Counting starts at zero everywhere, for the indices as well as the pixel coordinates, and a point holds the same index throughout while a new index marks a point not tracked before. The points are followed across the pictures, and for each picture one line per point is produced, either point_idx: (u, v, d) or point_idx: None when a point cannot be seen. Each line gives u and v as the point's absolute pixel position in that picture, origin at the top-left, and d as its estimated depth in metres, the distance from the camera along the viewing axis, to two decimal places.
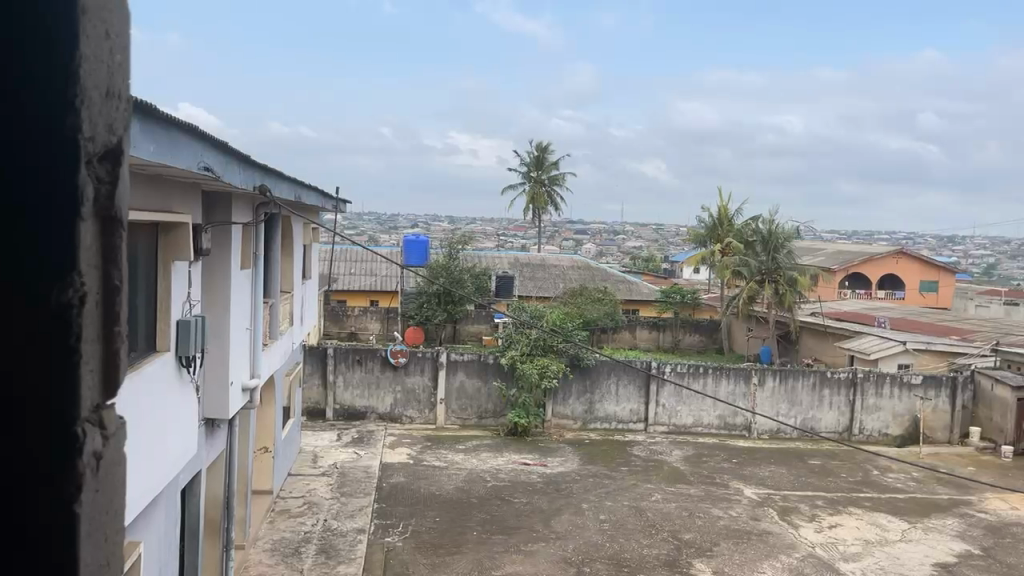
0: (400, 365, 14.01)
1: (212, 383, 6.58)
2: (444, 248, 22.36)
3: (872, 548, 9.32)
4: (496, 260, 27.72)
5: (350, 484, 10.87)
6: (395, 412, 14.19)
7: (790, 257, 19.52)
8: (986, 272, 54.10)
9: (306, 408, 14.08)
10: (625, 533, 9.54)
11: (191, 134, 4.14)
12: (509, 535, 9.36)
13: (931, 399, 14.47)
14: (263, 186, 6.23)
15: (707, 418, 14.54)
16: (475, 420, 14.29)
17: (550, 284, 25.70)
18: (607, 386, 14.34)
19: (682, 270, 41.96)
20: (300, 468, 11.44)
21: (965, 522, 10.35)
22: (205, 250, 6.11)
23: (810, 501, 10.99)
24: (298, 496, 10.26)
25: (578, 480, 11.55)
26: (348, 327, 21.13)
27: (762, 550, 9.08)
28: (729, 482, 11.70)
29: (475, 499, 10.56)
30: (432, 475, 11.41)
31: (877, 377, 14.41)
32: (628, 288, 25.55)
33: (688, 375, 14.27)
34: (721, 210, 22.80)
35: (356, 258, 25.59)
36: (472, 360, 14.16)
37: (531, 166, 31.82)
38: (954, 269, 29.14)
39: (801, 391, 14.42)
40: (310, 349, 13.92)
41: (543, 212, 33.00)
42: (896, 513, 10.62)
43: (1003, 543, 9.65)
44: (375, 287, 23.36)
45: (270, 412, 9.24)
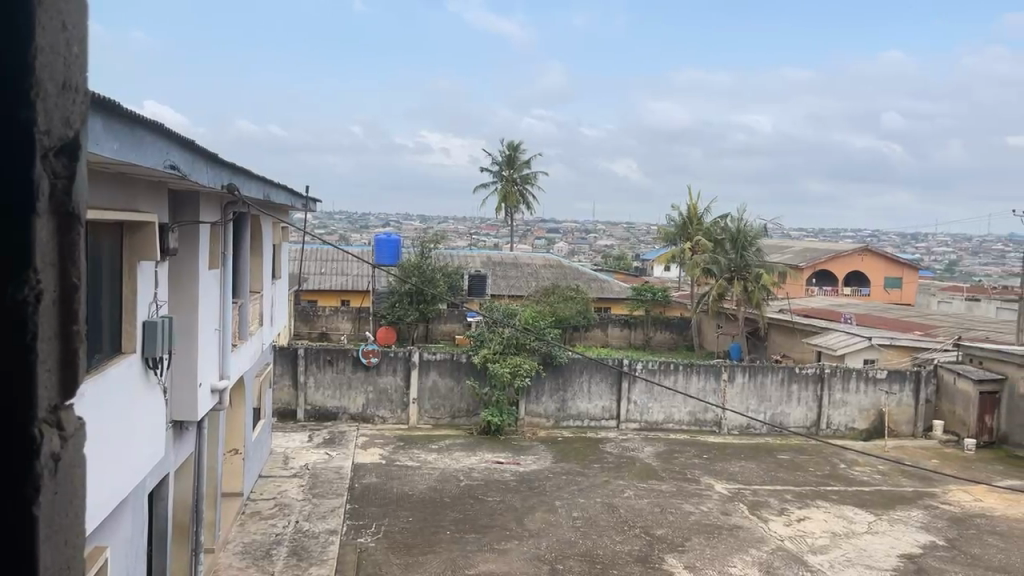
0: (372, 365, 13.95)
1: (181, 385, 6.51)
2: (415, 247, 22.28)
3: (839, 540, 9.48)
4: (468, 259, 27.70)
5: (322, 485, 10.80)
6: (367, 412, 14.11)
7: (759, 255, 19.76)
8: (948, 269, 55.43)
9: (276, 409, 13.94)
10: (598, 529, 9.59)
11: (157, 132, 4.09)
12: (482, 533, 9.36)
13: (895, 393, 14.78)
14: (232, 184, 6.17)
15: (678, 414, 14.68)
16: (448, 419, 14.28)
17: (522, 283, 25.74)
18: (580, 383, 14.41)
19: (653, 269, 42.29)
20: (271, 469, 11.34)
21: (929, 514, 10.57)
22: (173, 249, 6.03)
23: (779, 495, 11.14)
24: (269, 498, 10.16)
25: (551, 478, 11.59)
26: (319, 327, 20.98)
27: (732, 545, 9.19)
28: (700, 478, 11.82)
29: (448, 498, 10.54)
30: (405, 475, 11.38)
31: (844, 372, 14.64)
32: (600, 286, 25.70)
33: (659, 372, 14.37)
34: (691, 209, 23.02)
35: (327, 258, 25.39)
36: (445, 359, 14.13)
37: (503, 165, 31.86)
38: (918, 266, 29.71)
39: (770, 387, 14.60)
40: (280, 349, 13.79)
41: (516, 211, 33.03)
42: (863, 506, 10.81)
43: (967, 534, 9.86)
44: (346, 286, 23.20)
45: (240, 414, 9.16)
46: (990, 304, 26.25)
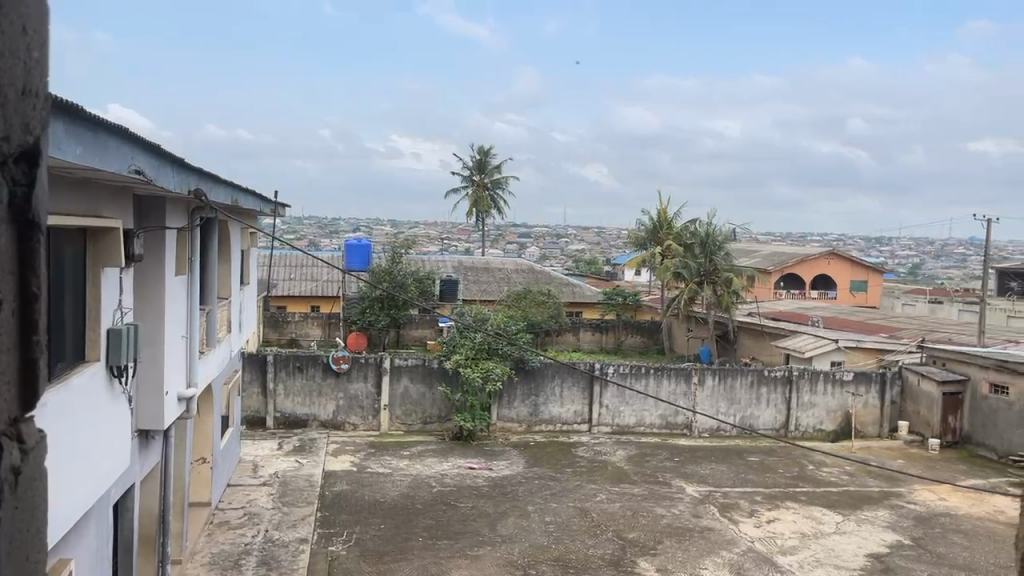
0: (343, 372, 13.84)
1: (147, 394, 6.39)
2: (386, 251, 22.19)
3: (808, 541, 9.59)
4: (440, 264, 27.62)
5: (292, 493, 10.68)
6: (338, 418, 13.99)
7: (728, 258, 20.00)
8: (911, 272, 56.59)
9: (245, 416, 13.75)
10: (571, 534, 9.60)
11: (122, 136, 4.02)
12: (454, 540, 9.32)
13: (861, 395, 15.03)
14: (198, 189, 6.06)
15: (649, 417, 14.77)
16: (420, 425, 14.21)
17: (494, 287, 25.74)
18: (552, 388, 14.43)
19: (624, 273, 42.52)
20: (240, 477, 11.19)
21: (895, 513, 10.75)
22: (138, 255, 5.93)
23: (749, 497, 11.25)
24: (238, 507, 10.02)
25: (523, 482, 11.58)
26: (288, 333, 20.77)
27: (703, 547, 9.26)
28: (672, 481, 11.89)
29: (420, 505, 10.48)
30: (377, 483, 11.29)
31: (812, 374, 14.83)
32: (571, 290, 25.78)
33: (630, 376, 14.43)
34: (661, 213, 23.21)
35: (296, 263, 25.16)
36: (417, 365, 14.07)
37: (474, 170, 31.87)
38: (883, 269, 30.27)
39: (739, 389, 14.76)
40: (249, 356, 13.62)
41: (487, 216, 33.01)
42: (832, 506, 10.95)
43: (932, 533, 10.04)
44: (316, 292, 23.01)
45: (208, 423, 9.02)
46: (952, 306, 26.84)
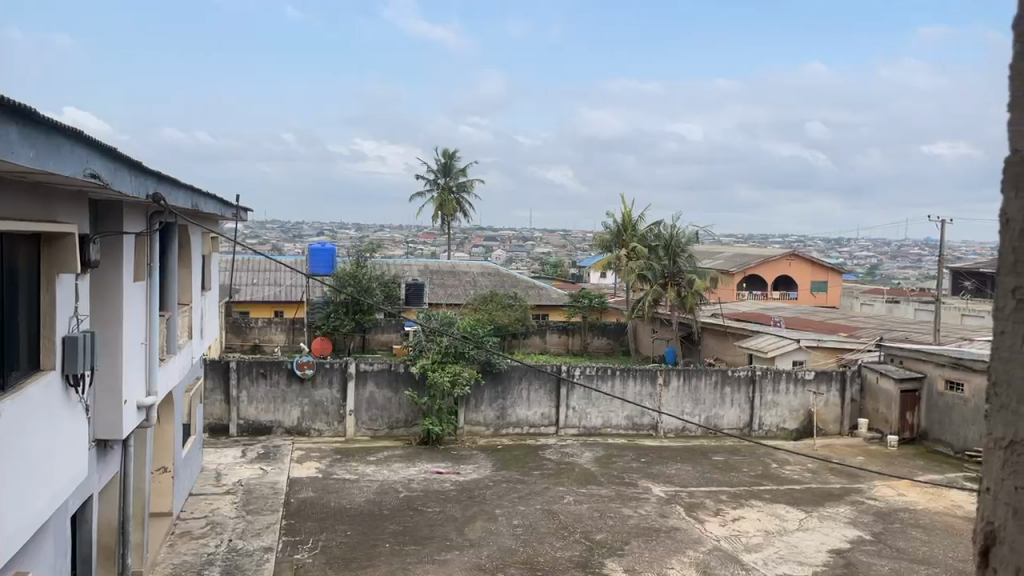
0: (308, 377, 13.69)
1: (104, 402, 6.25)
2: (350, 256, 22.05)
3: (773, 538, 9.72)
4: (405, 268, 27.49)
5: (256, 501, 10.52)
6: (302, 425, 13.83)
7: (691, 261, 20.24)
8: (870, 273, 57.73)
9: (208, 424, 13.52)
10: (539, 536, 9.60)
11: (77, 139, 3.93)
12: (422, 545, 9.26)
13: (823, 393, 15.29)
14: (155, 193, 5.94)
15: (615, 419, 14.86)
16: (386, 430, 14.12)
17: (460, 291, 25.69)
18: (519, 391, 14.45)
19: (590, 275, 42.68)
20: (202, 486, 11.00)
21: (856, 509, 10.95)
22: (94, 261, 5.79)
23: (714, 496, 11.37)
24: (200, 517, 9.84)
25: (491, 486, 11.56)
26: (252, 339, 20.46)
27: (670, 547, 9.33)
28: (638, 481, 11.97)
29: (387, 510, 10.40)
30: (343, 489, 11.18)
31: (775, 374, 15.06)
32: (537, 293, 25.83)
33: (596, 377, 14.47)
34: (626, 216, 23.39)
35: (259, 268, 24.85)
36: (383, 369, 13.99)
37: (438, 173, 31.79)
38: (841, 269, 30.89)
39: (704, 389, 14.92)
40: (210, 363, 13.41)
41: (452, 219, 32.91)
42: (795, 504, 11.12)
43: (891, 528, 10.24)
44: (279, 297, 22.75)
45: (169, 431, 8.84)
46: (909, 305, 27.46)
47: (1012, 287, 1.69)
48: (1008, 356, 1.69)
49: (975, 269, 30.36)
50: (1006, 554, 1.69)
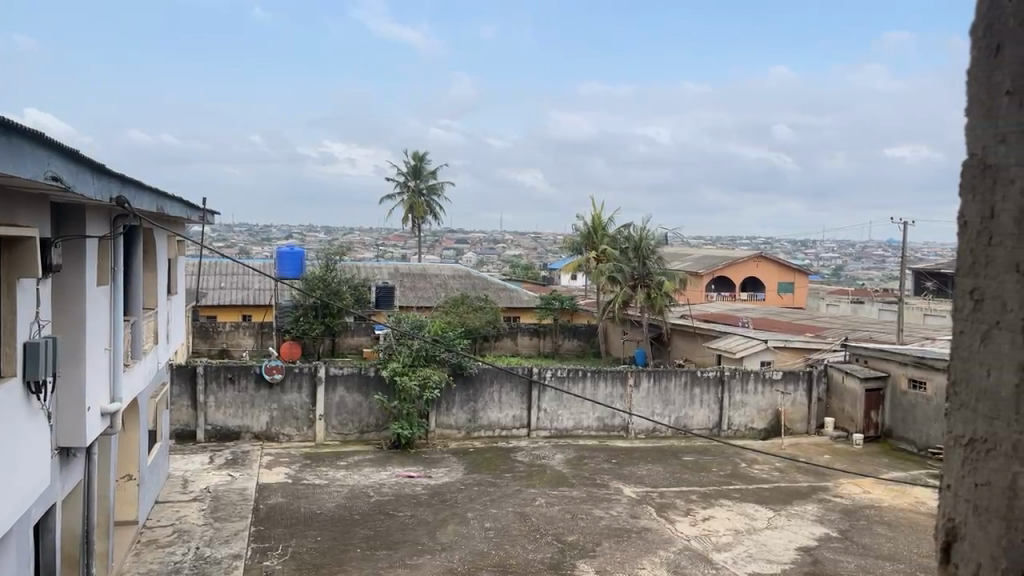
0: (276, 382, 13.55)
1: (67, 410, 6.11)
2: (319, 259, 21.89)
3: (742, 537, 9.82)
4: (375, 270, 27.35)
5: (224, 508, 10.38)
6: (271, 430, 13.68)
7: (660, 263, 20.38)
8: (835, 274, 58.68)
9: (174, 430, 13.32)
10: (511, 539, 9.60)
11: (37, 141, 3.84)
12: (393, 549, 9.21)
13: (790, 393, 15.49)
14: (120, 197, 5.86)
15: (587, 420, 14.92)
16: (357, 434, 14.02)
17: (431, 294, 25.63)
18: (490, 394, 14.45)
19: (560, 277, 42.81)
20: (168, 494, 10.81)
21: (823, 507, 11.12)
22: (56, 265, 5.67)
23: (685, 496, 11.46)
24: (167, 524, 9.68)
25: (462, 489, 11.53)
26: (219, 344, 20.20)
27: (641, 547, 9.38)
28: (609, 483, 12.02)
29: (358, 516, 10.32)
30: (313, 494, 11.08)
31: (743, 374, 15.23)
32: (508, 296, 25.85)
33: (567, 379, 14.54)
34: (596, 218, 23.51)
35: (226, 272, 24.56)
36: (353, 374, 13.89)
37: (409, 175, 31.68)
38: (808, 270, 31.33)
39: (674, 390, 15.03)
40: (177, 369, 13.22)
41: (423, 222, 32.81)
42: (763, 503, 11.24)
43: (858, 525, 10.41)
44: (247, 301, 22.53)
45: (134, 437, 8.68)
46: (872, 305, 27.95)
47: (969, 289, 1.73)
48: (967, 356, 1.73)
49: (936, 269, 31.01)
50: (966, 550, 1.72)
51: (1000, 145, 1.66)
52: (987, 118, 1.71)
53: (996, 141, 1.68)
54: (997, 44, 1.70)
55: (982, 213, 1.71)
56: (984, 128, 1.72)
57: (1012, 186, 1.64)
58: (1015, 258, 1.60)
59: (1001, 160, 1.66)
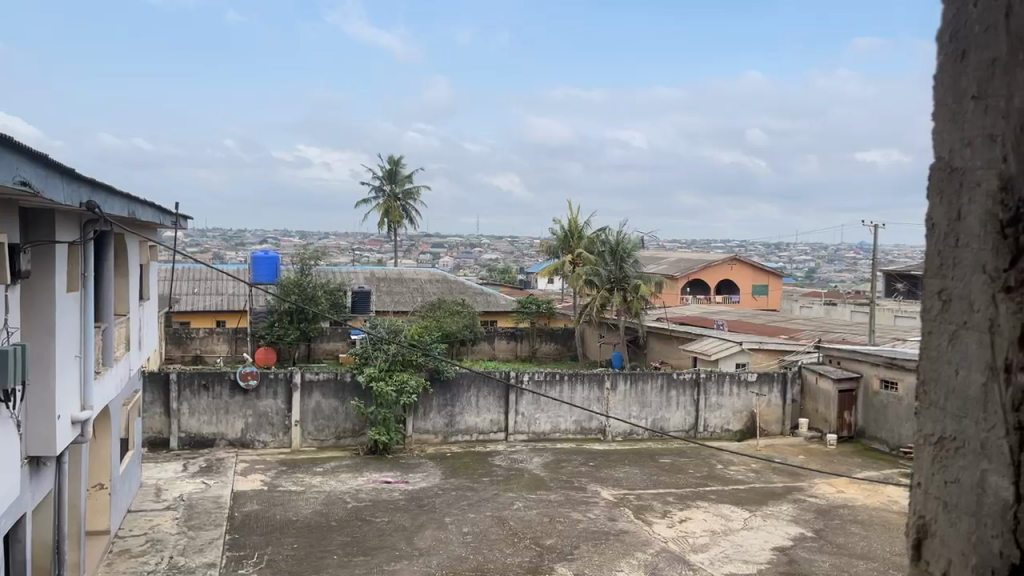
0: (251, 389, 13.43)
1: (38, 417, 6.03)
2: (295, 264, 21.71)
3: (718, 538, 9.89)
4: (351, 275, 27.20)
5: (198, 516, 10.26)
6: (246, 437, 13.54)
7: (636, 266, 20.47)
8: (808, 277, 59.27)
9: (147, 438, 13.14)
10: (488, 543, 9.58)
11: (5, 145, 3.78)
12: (370, 555, 9.15)
13: (765, 394, 15.63)
14: (91, 202, 5.78)
15: (564, 423, 14.95)
16: (333, 440, 13.93)
17: (408, 298, 25.54)
18: (468, 398, 14.43)
19: (537, 281, 42.90)
20: (141, 503, 10.64)
21: (798, 507, 11.23)
22: (25, 271, 5.59)
23: (662, 498, 11.52)
24: (140, 534, 9.52)
25: (440, 494, 11.48)
26: (193, 350, 19.95)
27: (619, 550, 9.39)
28: (587, 486, 12.04)
29: (335, 522, 10.25)
30: (289, 501, 10.97)
31: (718, 376, 15.34)
32: (485, 299, 25.83)
33: (545, 383, 14.59)
34: (572, 222, 23.55)
35: (200, 277, 24.30)
36: (329, 379, 13.80)
37: (384, 180, 31.54)
38: (782, 273, 31.66)
39: (650, 392, 15.11)
40: (150, 376, 13.04)
41: (399, 226, 32.68)
42: (739, 504, 11.33)
43: (832, 525, 10.52)
44: (221, 306, 22.31)
45: (105, 447, 8.54)
46: (844, 306, 28.35)
47: (937, 289, 1.76)
48: (936, 355, 1.77)
49: (906, 271, 31.51)
50: (937, 546, 1.75)
51: (965, 149, 1.70)
52: (953, 122, 1.75)
53: (961, 145, 1.72)
54: (963, 50, 1.73)
55: (949, 215, 1.74)
56: (950, 132, 1.76)
57: (976, 189, 1.67)
58: (981, 260, 1.63)
59: (967, 163, 1.70)
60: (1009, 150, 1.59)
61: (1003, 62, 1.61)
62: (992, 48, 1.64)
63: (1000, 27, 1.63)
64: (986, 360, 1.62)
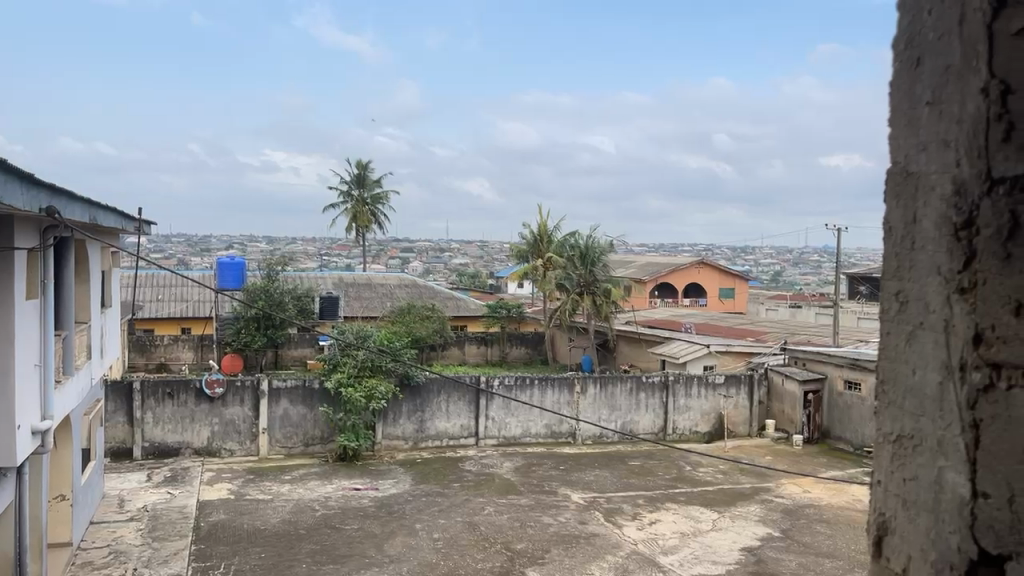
0: (217, 396, 13.25)
1: None
2: (261, 269, 21.49)
3: (687, 539, 9.97)
4: (319, 280, 27.02)
5: (163, 527, 10.09)
6: (212, 445, 13.35)
7: (606, 270, 20.58)
8: (773, 280, 60.03)
9: (110, 448, 12.88)
10: (459, 549, 9.55)
11: None
12: (340, 563, 9.07)
13: (732, 396, 15.81)
14: (51, 208, 5.65)
15: (535, 427, 14.97)
16: (301, 447, 13.78)
17: (376, 304, 25.45)
18: (437, 403, 14.39)
19: (507, 286, 42.92)
20: (104, 514, 10.44)
21: (766, 507, 11.36)
22: None
23: (632, 500, 11.59)
24: (103, 546, 9.33)
25: (410, 500, 11.42)
26: (157, 357, 19.63)
27: (589, 553, 9.42)
28: (558, 489, 12.07)
29: (304, 530, 10.15)
30: (257, 510, 10.84)
31: (687, 379, 15.48)
32: (455, 304, 25.79)
33: (515, 387, 14.61)
34: (542, 226, 23.57)
35: (164, 283, 23.94)
36: (296, 386, 13.67)
37: (352, 184, 31.33)
38: (748, 276, 32.08)
39: (620, 396, 15.19)
40: (113, 385, 12.79)
41: (367, 230, 32.50)
42: (708, 505, 11.43)
43: (799, 524, 10.66)
44: (186, 312, 22.02)
45: (67, 457, 8.37)
46: (809, 309, 28.80)
47: (895, 291, 1.80)
48: (894, 355, 1.80)
49: (868, 275, 32.11)
50: (897, 543, 1.79)
51: (921, 154, 1.73)
52: (909, 128, 1.79)
53: (918, 149, 1.75)
54: (918, 57, 1.76)
55: (905, 218, 1.78)
56: (905, 137, 1.80)
57: (930, 193, 1.71)
58: (937, 262, 1.65)
59: (922, 167, 1.73)
60: (963, 153, 1.61)
61: (957, 69, 1.64)
62: (946, 55, 1.67)
63: (955, 34, 1.65)
64: (942, 359, 1.65)
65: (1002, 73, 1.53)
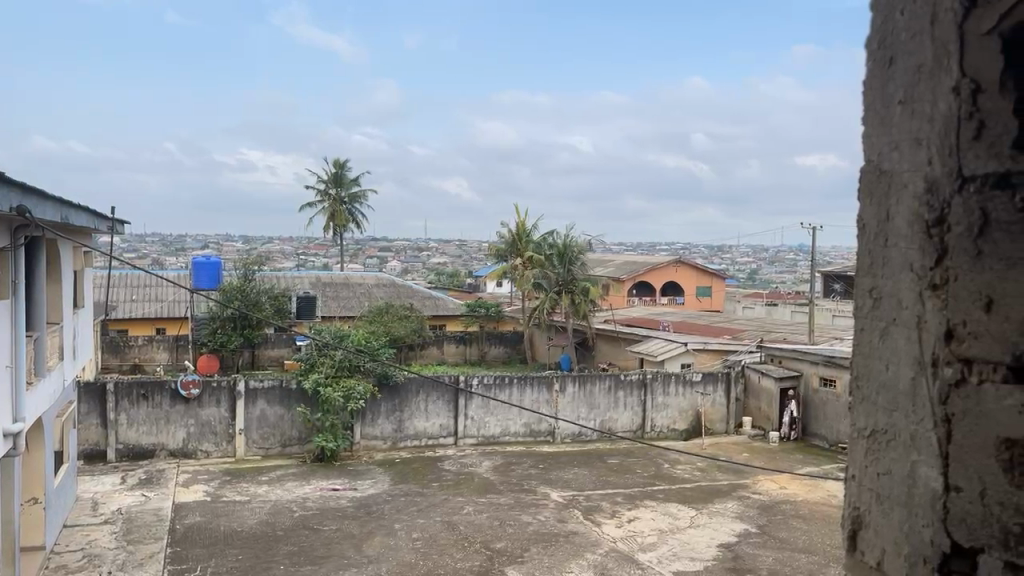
0: (193, 397, 13.11)
1: None
2: (237, 270, 21.29)
3: (666, 536, 10.03)
4: (296, 280, 26.82)
5: (138, 530, 9.96)
6: (188, 447, 13.20)
7: (584, 269, 20.63)
8: (750, 279, 60.50)
9: (83, 450, 12.70)
10: (439, 548, 9.53)
11: None
12: (318, 564, 9.02)
13: (709, 394, 15.92)
14: (19, 206, 5.53)
15: (513, 426, 14.97)
16: (278, 448, 13.67)
17: (354, 303, 25.31)
18: (416, 403, 14.35)
19: (485, 286, 42.86)
20: (77, 517, 10.29)
21: (742, 504, 11.46)
22: None
23: (611, 498, 11.62)
24: (76, 550, 9.19)
25: (389, 501, 11.37)
26: (131, 358, 19.35)
27: (568, 551, 9.44)
28: (536, 488, 12.07)
29: (281, 531, 10.07)
30: (234, 511, 10.74)
31: (664, 377, 15.56)
32: (433, 304, 25.70)
33: (494, 386, 14.61)
34: (520, 225, 23.59)
35: (138, 283, 23.64)
36: (273, 386, 13.55)
37: (329, 183, 31.08)
38: (724, 275, 32.33)
39: (598, 394, 15.24)
40: (86, 386, 12.61)
41: (344, 230, 32.30)
42: (685, 502, 11.51)
43: (774, 520, 10.77)
44: (160, 313, 21.75)
45: (39, 461, 8.22)
46: (785, 307, 29.08)
47: (869, 288, 1.81)
48: (867, 351, 1.82)
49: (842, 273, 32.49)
50: (871, 537, 1.81)
51: (893, 152, 1.75)
52: (881, 127, 1.80)
53: (889, 148, 1.76)
54: (890, 56, 1.77)
55: (878, 215, 1.79)
56: (878, 136, 1.81)
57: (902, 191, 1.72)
58: (909, 259, 1.67)
59: (893, 166, 1.75)
60: (934, 152, 1.63)
61: (928, 68, 1.65)
62: (918, 55, 1.68)
63: (926, 33, 1.66)
64: (914, 356, 1.67)
65: (972, 73, 1.56)
